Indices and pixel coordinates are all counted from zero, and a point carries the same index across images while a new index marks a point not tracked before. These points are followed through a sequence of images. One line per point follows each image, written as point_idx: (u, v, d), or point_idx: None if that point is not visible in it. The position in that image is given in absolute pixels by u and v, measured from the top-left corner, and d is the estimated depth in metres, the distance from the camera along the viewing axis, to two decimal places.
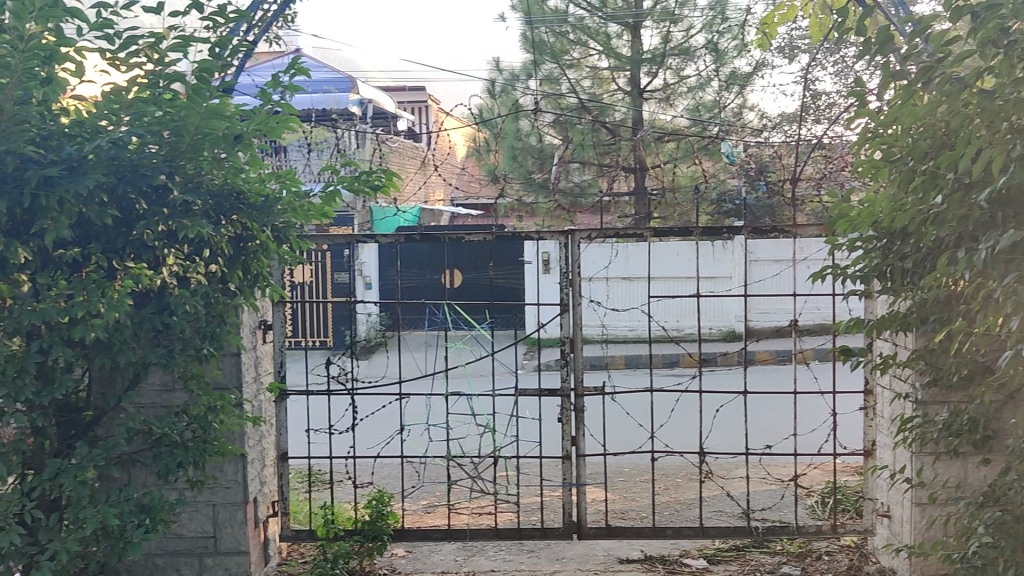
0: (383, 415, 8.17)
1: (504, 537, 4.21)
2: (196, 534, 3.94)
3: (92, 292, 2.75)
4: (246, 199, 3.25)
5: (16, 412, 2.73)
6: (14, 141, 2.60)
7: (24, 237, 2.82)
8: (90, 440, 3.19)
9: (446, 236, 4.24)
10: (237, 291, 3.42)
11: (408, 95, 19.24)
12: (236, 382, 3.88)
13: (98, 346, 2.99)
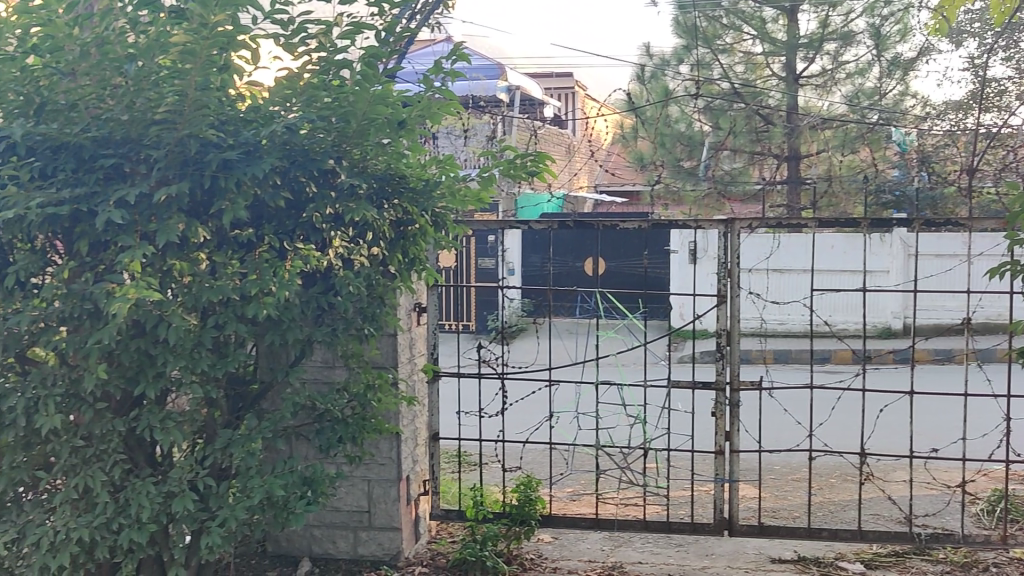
0: (533, 401, 8.23)
1: (653, 530, 4.16)
2: (352, 508, 4.05)
3: (265, 271, 2.85)
4: (407, 183, 3.30)
5: (192, 384, 2.87)
6: (197, 124, 2.73)
7: (203, 217, 2.95)
8: (256, 412, 3.32)
9: (600, 224, 4.19)
10: (397, 273, 3.49)
11: (555, 81, 19.26)
12: (392, 362, 3.96)
13: (266, 323, 3.11)
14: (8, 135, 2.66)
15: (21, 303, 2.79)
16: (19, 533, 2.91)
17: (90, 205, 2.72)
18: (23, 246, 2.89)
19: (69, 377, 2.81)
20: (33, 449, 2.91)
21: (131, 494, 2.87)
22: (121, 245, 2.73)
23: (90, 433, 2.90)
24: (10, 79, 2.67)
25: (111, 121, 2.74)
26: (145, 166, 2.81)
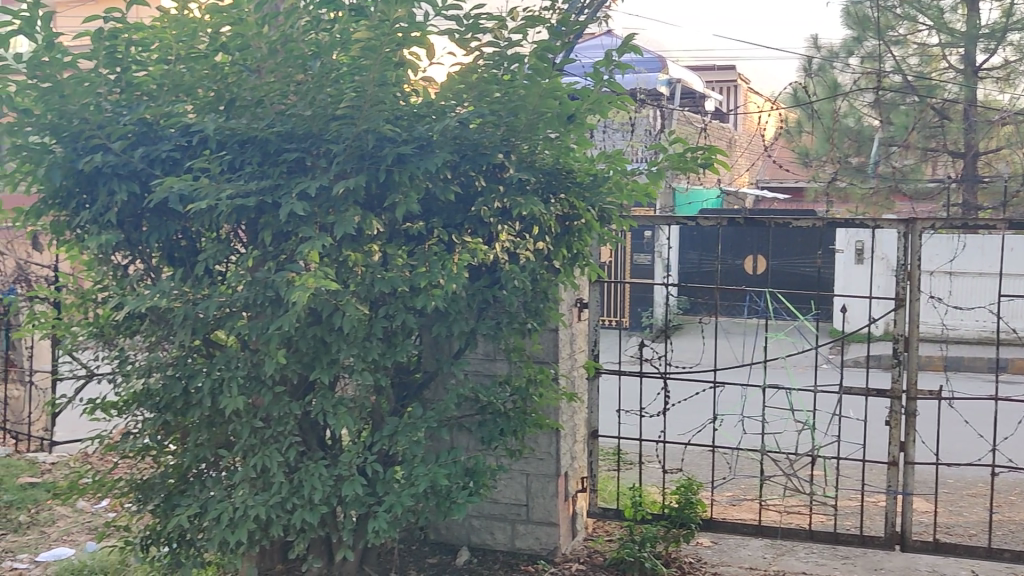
0: (696, 402, 8.13)
1: (819, 541, 4.01)
2: (510, 501, 4.09)
3: (434, 264, 2.88)
4: (575, 178, 3.25)
5: (363, 373, 2.94)
6: (375, 120, 2.78)
7: (377, 210, 3.03)
8: (422, 401, 3.38)
9: (772, 221, 4.05)
10: (561, 268, 3.46)
11: (717, 74, 18.86)
12: (553, 357, 3.95)
13: (435, 315, 3.15)
14: (202, 129, 2.84)
15: (208, 289, 2.94)
16: (203, 507, 3.08)
17: (274, 196, 2.81)
18: (211, 236, 3.05)
19: (251, 361, 2.95)
20: (215, 427, 3.09)
21: (303, 475, 2.98)
22: (302, 236, 2.83)
23: (268, 415, 3.03)
24: (204, 77, 2.89)
25: (294, 117, 2.84)
26: (325, 161, 2.89)
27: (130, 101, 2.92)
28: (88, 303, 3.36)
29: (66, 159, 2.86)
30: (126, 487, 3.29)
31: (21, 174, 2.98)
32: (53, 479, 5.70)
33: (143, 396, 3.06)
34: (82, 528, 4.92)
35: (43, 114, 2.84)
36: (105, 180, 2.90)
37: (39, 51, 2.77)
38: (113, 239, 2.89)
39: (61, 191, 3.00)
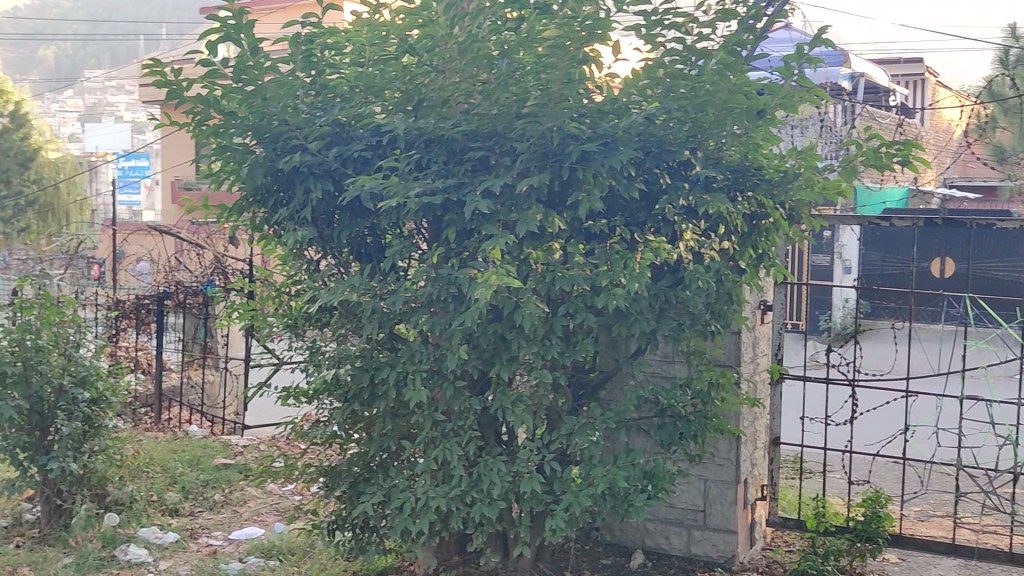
0: (885, 413, 7.77)
1: (1021, 564, 3.72)
2: (687, 506, 4.01)
3: (617, 263, 2.85)
4: (764, 175, 3.14)
5: (542, 371, 2.93)
6: (561, 118, 2.78)
7: (559, 208, 3.03)
8: (600, 401, 3.34)
9: (975, 222, 3.79)
10: (745, 268, 3.37)
11: (903, 68, 17.90)
12: (735, 360, 3.84)
13: (615, 315, 3.12)
14: (393, 130, 2.92)
15: (395, 284, 3.02)
16: (386, 496, 3.17)
17: (459, 194, 2.85)
18: (397, 232, 3.13)
19: (434, 355, 3.01)
20: (399, 419, 3.17)
21: (483, 470, 3.00)
22: (486, 234, 2.85)
23: (449, 409, 3.08)
24: (395, 77, 2.95)
25: (480, 116, 2.87)
26: (509, 159, 2.89)
27: (324, 102, 3.04)
28: (282, 296, 3.52)
29: (267, 159, 3.02)
30: (314, 472, 3.43)
31: (227, 173, 3.16)
32: (245, 462, 6.01)
33: (332, 386, 3.18)
34: (271, 509, 5.16)
35: (246, 116, 3.00)
36: (301, 179, 3.02)
37: (246, 56, 2.94)
38: (307, 235, 3.01)
39: (262, 189, 3.15)
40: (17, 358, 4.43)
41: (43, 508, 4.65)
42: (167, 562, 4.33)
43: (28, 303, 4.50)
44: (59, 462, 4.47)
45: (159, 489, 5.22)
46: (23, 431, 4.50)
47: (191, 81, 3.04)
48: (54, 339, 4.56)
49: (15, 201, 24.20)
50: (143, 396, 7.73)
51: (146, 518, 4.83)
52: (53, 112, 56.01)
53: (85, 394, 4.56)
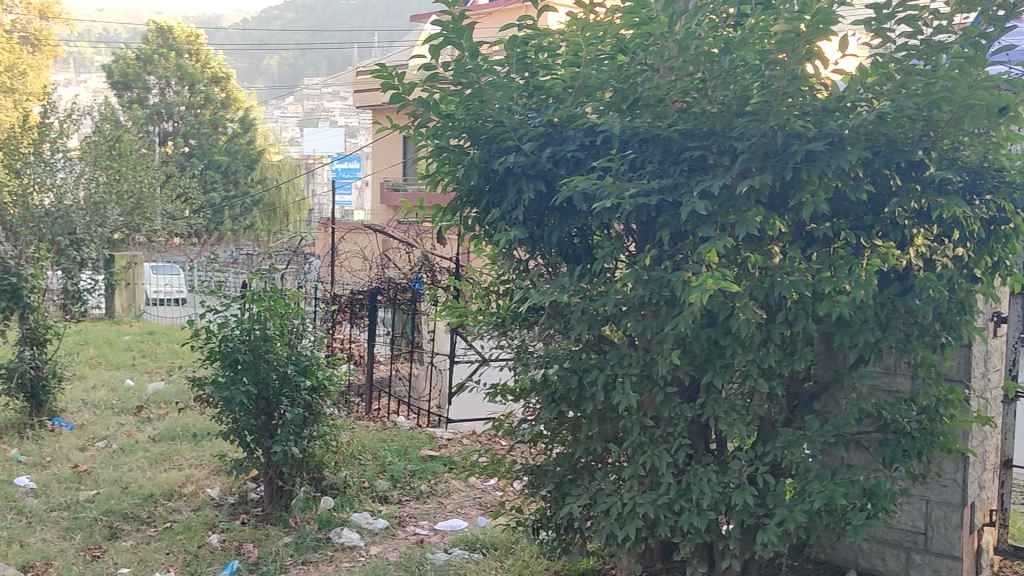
0: None
1: None
2: (906, 528, 3.77)
3: (841, 269, 2.70)
4: (1005, 177, 2.90)
5: (758, 379, 2.82)
6: (785, 116, 2.65)
7: (779, 211, 2.90)
8: (816, 413, 3.19)
9: None
10: (980, 278, 3.13)
11: None
12: (965, 376, 3.57)
13: (836, 323, 2.96)
14: (607, 129, 2.88)
15: (605, 285, 2.98)
16: (592, 499, 3.15)
17: (675, 194, 2.78)
18: (607, 233, 3.09)
19: (644, 360, 2.95)
20: (606, 422, 3.14)
21: (692, 478, 2.93)
22: (702, 236, 2.77)
23: (659, 415, 3.02)
24: (610, 76, 2.92)
25: (697, 115, 2.79)
26: (727, 159, 2.80)
27: (538, 104, 3.05)
28: (490, 295, 3.56)
29: (482, 160, 3.06)
30: (519, 470, 3.45)
31: (442, 174, 3.23)
32: (449, 454, 6.17)
33: (540, 386, 3.19)
34: (474, 502, 5.27)
35: (462, 119, 3.05)
36: (514, 180, 3.03)
37: (464, 59, 3.02)
38: (519, 235, 3.01)
39: (475, 190, 3.20)
40: (248, 346, 4.72)
41: (267, 488, 4.94)
42: (377, 547, 4.50)
43: (258, 295, 4.79)
44: (283, 445, 4.72)
45: (370, 476, 5.44)
46: (251, 415, 4.79)
47: (413, 85, 3.13)
48: (280, 328, 4.83)
49: (242, 201, 25.96)
50: (355, 386, 8.09)
51: (358, 503, 5.04)
52: (278, 118, 59.74)
53: (307, 382, 4.81)
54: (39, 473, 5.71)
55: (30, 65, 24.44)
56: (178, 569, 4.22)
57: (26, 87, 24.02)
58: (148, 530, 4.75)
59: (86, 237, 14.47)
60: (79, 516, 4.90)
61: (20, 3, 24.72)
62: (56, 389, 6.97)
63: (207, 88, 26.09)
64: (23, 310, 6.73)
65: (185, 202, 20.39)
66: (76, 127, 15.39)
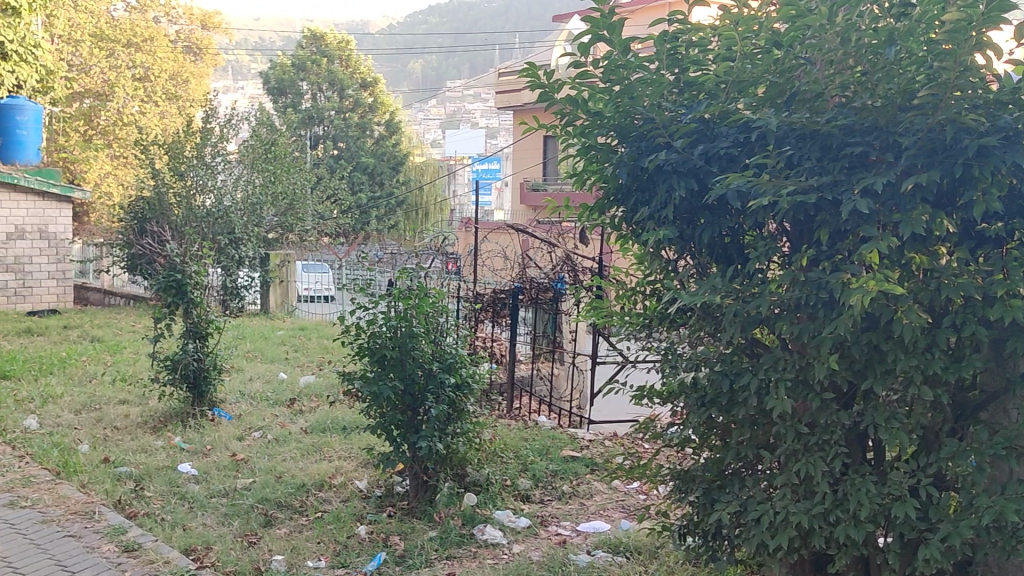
0: None
1: None
2: None
3: (1015, 270, 2.54)
4: None
5: (921, 387, 2.67)
6: (956, 109, 2.48)
7: (948, 210, 2.73)
8: (985, 424, 3.00)
9: None
10: None
11: None
12: None
13: (1009, 329, 2.77)
14: (763, 126, 2.78)
15: (759, 287, 2.89)
16: (743, 506, 3.07)
17: (834, 193, 2.65)
18: (760, 233, 3.01)
19: (799, 364, 2.85)
20: (758, 428, 3.05)
21: (849, 488, 2.81)
22: (864, 235, 2.65)
23: (814, 422, 2.91)
24: (766, 70, 2.83)
25: (859, 109, 2.68)
26: (891, 155, 2.65)
27: (690, 100, 2.99)
28: (637, 294, 3.51)
29: (631, 158, 3.02)
30: (666, 474, 3.40)
31: (590, 172, 3.21)
32: (591, 455, 6.13)
33: (689, 389, 3.13)
34: (617, 505, 5.22)
35: (612, 117, 3.02)
36: (664, 177, 2.98)
37: (615, 56, 3.00)
38: (669, 235, 2.96)
39: (623, 189, 3.16)
40: (395, 342, 4.81)
41: (412, 483, 5.03)
42: (520, 545, 4.52)
43: (405, 292, 4.89)
44: (428, 440, 4.80)
45: (513, 475, 5.47)
46: (397, 410, 4.89)
47: (562, 84, 3.12)
48: (425, 325, 4.90)
49: (387, 202, 26.60)
50: (498, 384, 8.18)
51: (501, 501, 5.07)
52: (423, 120, 60.93)
53: (451, 379, 4.86)
54: (200, 460, 6.00)
55: (193, 74, 25.76)
56: (328, 558, 4.34)
57: (189, 94, 25.28)
58: (301, 519, 4.91)
59: (244, 237, 15.29)
60: (237, 503, 5.11)
61: (184, 14, 26.17)
62: (216, 381, 7.30)
63: (356, 93, 26.89)
64: (188, 305, 7.08)
65: (334, 204, 21.06)
66: (235, 131, 16.13)
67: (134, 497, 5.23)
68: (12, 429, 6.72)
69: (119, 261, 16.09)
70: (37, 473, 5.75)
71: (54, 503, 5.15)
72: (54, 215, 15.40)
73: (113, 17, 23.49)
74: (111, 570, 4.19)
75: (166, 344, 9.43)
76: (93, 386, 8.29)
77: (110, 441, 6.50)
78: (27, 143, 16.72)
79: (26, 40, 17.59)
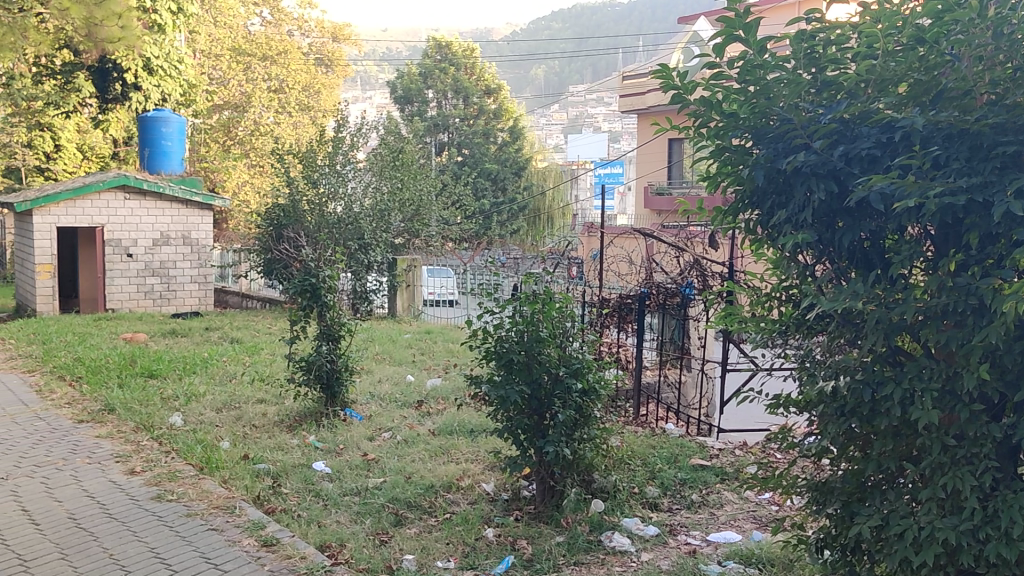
0: None
1: None
2: None
3: None
4: None
5: None
6: None
7: None
8: None
9: None
10: None
11: None
12: None
13: None
14: (908, 125, 2.67)
15: (903, 293, 2.77)
16: (885, 520, 2.95)
17: (985, 194, 2.52)
18: (903, 236, 2.89)
19: (946, 373, 2.73)
20: (902, 439, 2.93)
21: (1001, 505, 2.67)
22: (1017, 239, 2.51)
23: (963, 435, 2.77)
24: (910, 68, 2.73)
25: (1012, 106, 2.53)
26: None
27: (828, 100, 2.91)
28: (772, 300, 3.41)
29: (768, 160, 2.94)
30: (802, 486, 3.31)
31: (724, 175, 3.15)
32: (721, 464, 6.02)
33: (827, 399, 3.03)
34: (748, 516, 5.10)
35: (746, 117, 2.96)
36: (802, 180, 2.90)
37: (751, 56, 2.94)
38: (807, 239, 2.88)
39: (758, 191, 3.08)
40: (522, 347, 4.83)
41: (539, 487, 5.05)
42: (648, 553, 4.46)
43: (531, 297, 4.89)
44: (555, 445, 4.80)
45: (640, 482, 5.43)
46: (524, 414, 4.93)
47: (695, 85, 3.09)
48: (552, 331, 4.88)
49: (510, 207, 26.76)
50: (625, 391, 8.12)
51: (628, 509, 5.03)
52: (545, 125, 61.10)
53: (578, 385, 4.84)
54: (334, 459, 6.17)
55: (324, 85, 26.58)
56: (457, 560, 4.39)
57: (320, 105, 26.09)
58: (430, 519, 4.99)
59: (372, 242, 15.53)
60: (369, 502, 5.23)
61: (316, 27, 27.00)
62: (348, 382, 7.48)
63: (480, 99, 27.23)
64: (322, 308, 7.31)
65: (459, 209, 21.31)
66: (365, 141, 16.69)
67: (272, 493, 5.42)
68: (159, 425, 7.06)
69: (256, 265, 16.71)
70: (182, 468, 6.02)
71: (198, 497, 5.38)
72: (197, 222, 16.10)
73: (249, 33, 24.74)
74: (252, 564, 4.35)
75: (301, 346, 9.75)
76: (233, 385, 8.65)
77: (249, 438, 6.75)
78: (172, 154, 17.45)
79: (171, 55, 18.77)
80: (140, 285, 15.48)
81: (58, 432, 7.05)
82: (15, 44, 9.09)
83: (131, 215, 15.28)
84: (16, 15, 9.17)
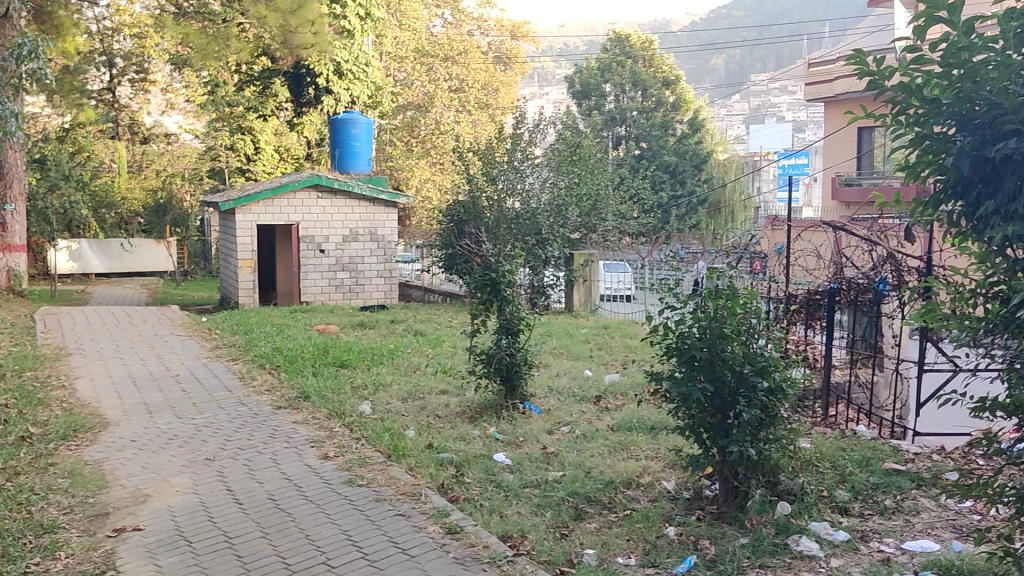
0: None
1: None
2: None
3: None
4: None
5: None
6: None
7: None
8: None
9: None
10: None
11: None
12: None
13: None
14: None
15: None
16: None
17: None
18: None
19: None
20: None
21: None
22: None
23: None
24: None
25: None
26: None
27: None
28: (976, 296, 3.19)
29: (975, 147, 2.76)
30: (1010, 494, 3.09)
31: (924, 164, 2.98)
32: (917, 469, 5.71)
33: None
34: (947, 525, 4.82)
35: (950, 103, 2.79)
36: (1014, 168, 2.71)
37: (956, 38, 2.77)
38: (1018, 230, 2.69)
39: (962, 180, 2.90)
40: (705, 343, 4.75)
41: (722, 487, 4.95)
42: (837, 560, 4.29)
43: (715, 293, 4.80)
44: (739, 445, 4.69)
45: (830, 485, 5.24)
46: (707, 412, 4.85)
47: (894, 70, 2.95)
48: (737, 327, 4.76)
49: (689, 201, 26.33)
50: (813, 390, 7.83)
51: (816, 512, 4.86)
52: (727, 116, 59.72)
53: (764, 384, 4.69)
54: (513, 451, 6.26)
55: (503, 83, 26.97)
56: (638, 556, 4.38)
57: (499, 102, 26.37)
58: (610, 515, 4.99)
59: (550, 237, 15.68)
60: (549, 494, 5.28)
61: (495, 26, 27.41)
62: (527, 376, 7.57)
63: (658, 92, 26.94)
64: (502, 303, 7.42)
65: (637, 203, 21.12)
66: (543, 136, 16.79)
67: (455, 482, 5.56)
68: (350, 412, 7.37)
69: (438, 261, 17.17)
70: (372, 454, 6.27)
71: (386, 483, 5.59)
72: (383, 218, 16.62)
73: (432, 34, 25.43)
74: (437, 550, 4.48)
75: (481, 339, 9.95)
76: (417, 376, 8.92)
77: (433, 428, 6.95)
78: (360, 154, 18.12)
79: (360, 58, 19.41)
80: (331, 279, 16.23)
81: (258, 417, 7.50)
82: (219, 54, 9.71)
83: (323, 213, 16.02)
84: (220, 26, 9.80)
